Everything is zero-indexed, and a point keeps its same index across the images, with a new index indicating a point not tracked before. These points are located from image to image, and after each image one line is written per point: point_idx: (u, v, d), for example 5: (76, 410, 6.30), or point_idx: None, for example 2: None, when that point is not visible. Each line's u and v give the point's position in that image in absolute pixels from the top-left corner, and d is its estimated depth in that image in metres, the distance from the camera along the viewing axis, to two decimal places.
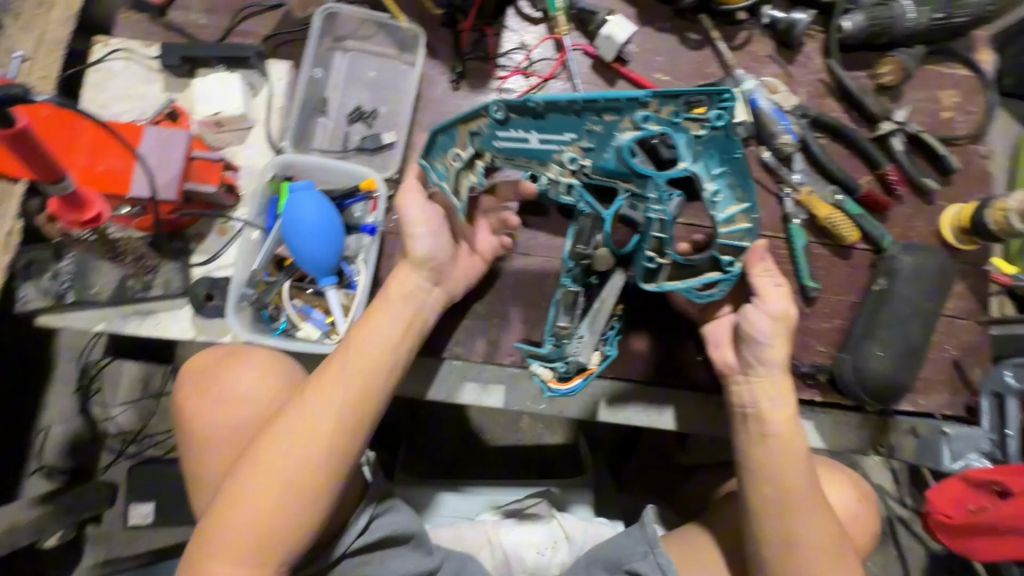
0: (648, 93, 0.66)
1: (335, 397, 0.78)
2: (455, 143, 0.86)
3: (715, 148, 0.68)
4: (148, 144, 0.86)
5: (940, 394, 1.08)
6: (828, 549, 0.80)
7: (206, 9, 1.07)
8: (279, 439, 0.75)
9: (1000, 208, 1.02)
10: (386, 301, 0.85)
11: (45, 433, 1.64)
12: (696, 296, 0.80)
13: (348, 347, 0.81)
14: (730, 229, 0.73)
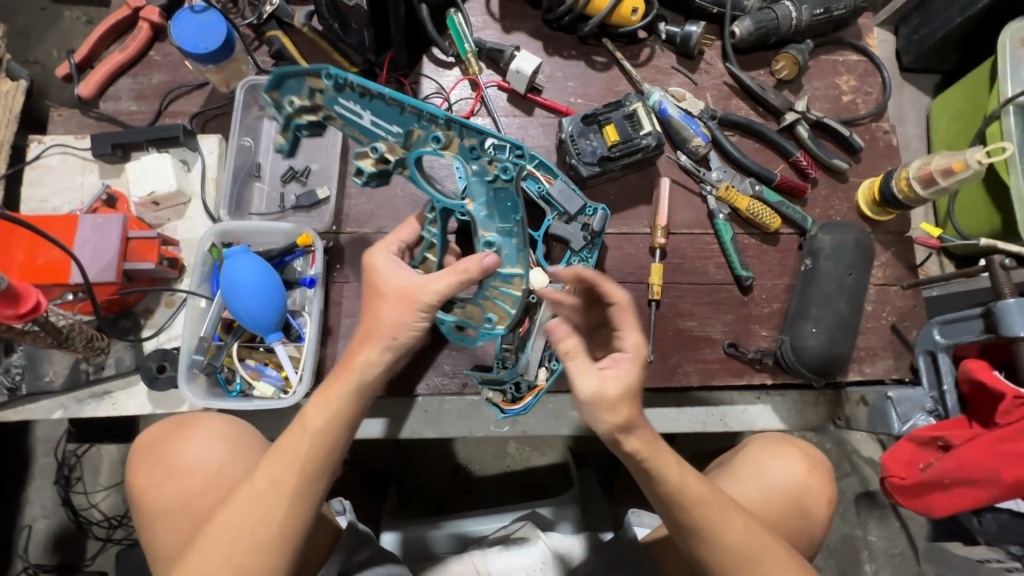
0: (446, 118, 0.76)
1: (284, 481, 0.73)
2: (291, 92, 0.79)
3: (505, 203, 0.82)
4: (86, 232, 0.91)
5: (884, 360, 1.12)
6: (751, 559, 0.78)
7: (136, 96, 1.13)
8: (225, 521, 0.72)
9: (903, 177, 1.08)
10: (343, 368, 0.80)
11: (30, 529, 1.64)
12: (451, 335, 0.98)
13: (301, 424, 0.76)
14: (505, 287, 0.87)
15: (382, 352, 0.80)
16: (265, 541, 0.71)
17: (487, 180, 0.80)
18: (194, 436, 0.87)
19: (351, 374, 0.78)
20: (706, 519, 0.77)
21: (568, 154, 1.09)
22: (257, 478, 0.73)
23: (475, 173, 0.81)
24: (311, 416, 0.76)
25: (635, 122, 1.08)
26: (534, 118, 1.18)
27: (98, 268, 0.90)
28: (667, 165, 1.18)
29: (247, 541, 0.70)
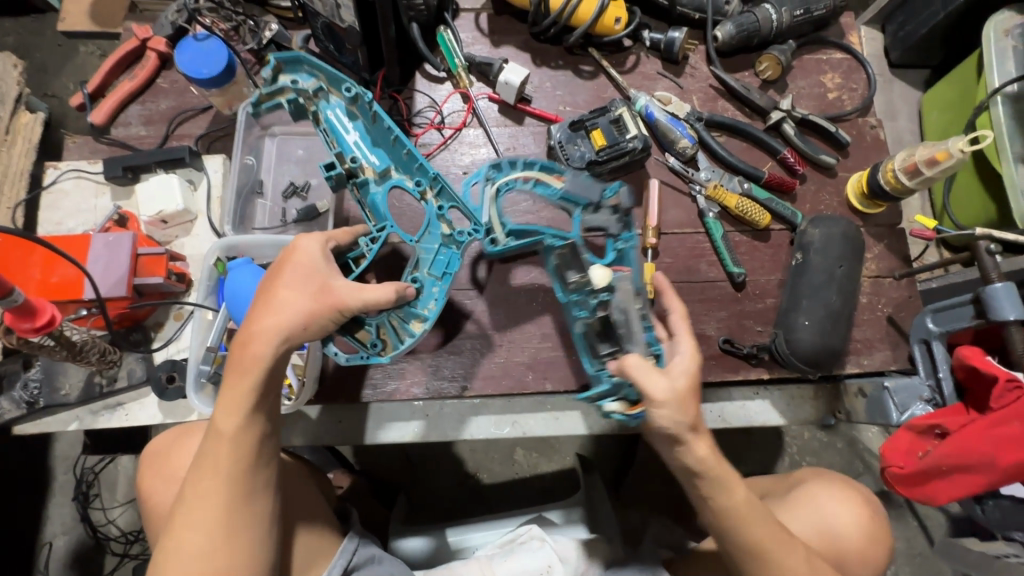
0: (438, 178, 0.96)
1: (214, 487, 0.75)
2: (307, 80, 0.96)
3: (446, 259, 0.98)
4: (97, 250, 0.95)
5: (881, 351, 1.12)
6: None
7: (145, 121, 1.19)
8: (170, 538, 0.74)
9: (890, 169, 1.09)
10: (238, 362, 0.77)
11: (50, 546, 1.67)
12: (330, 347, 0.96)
13: (216, 432, 0.76)
14: (406, 324, 0.97)
15: (274, 341, 0.76)
16: (212, 547, 0.74)
17: (441, 234, 0.97)
18: (166, 455, 0.91)
19: (245, 373, 0.76)
20: (771, 549, 0.80)
21: (557, 160, 1.13)
22: (185, 492, 0.75)
23: (435, 226, 0.97)
24: (224, 421, 0.76)
25: (621, 126, 1.11)
26: (524, 127, 1.22)
27: (110, 283, 0.94)
28: (657, 167, 1.20)
29: (193, 551, 0.73)
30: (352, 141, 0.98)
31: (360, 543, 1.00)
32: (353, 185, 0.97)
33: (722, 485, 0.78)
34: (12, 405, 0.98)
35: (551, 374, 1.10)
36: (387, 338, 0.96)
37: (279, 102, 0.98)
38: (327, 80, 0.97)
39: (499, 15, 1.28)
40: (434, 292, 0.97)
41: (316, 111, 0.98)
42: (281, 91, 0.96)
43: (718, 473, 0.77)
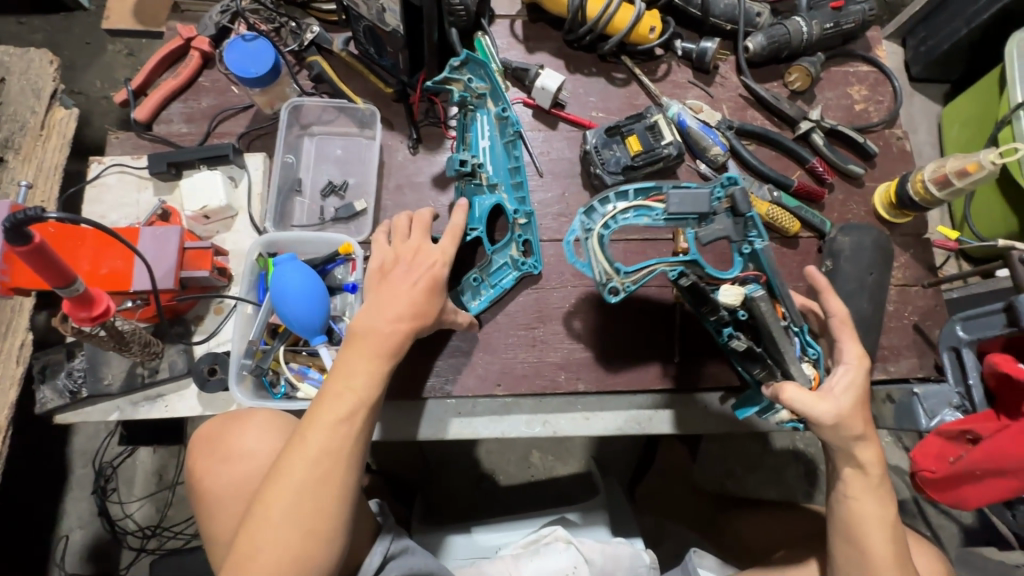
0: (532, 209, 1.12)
1: (343, 404, 0.81)
2: (481, 83, 1.12)
3: (500, 274, 1.14)
4: (146, 242, 0.97)
5: (908, 359, 1.13)
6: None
7: (187, 119, 1.21)
8: (283, 492, 0.76)
9: (919, 179, 1.11)
10: (372, 338, 0.86)
11: (67, 539, 1.69)
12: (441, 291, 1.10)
13: (353, 358, 0.84)
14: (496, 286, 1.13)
15: (403, 330, 0.87)
16: (322, 507, 0.76)
17: (509, 254, 1.13)
18: (247, 428, 0.90)
19: (375, 343, 0.85)
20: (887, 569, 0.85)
21: (593, 164, 1.14)
22: (309, 446, 0.78)
23: (505, 245, 1.13)
24: (359, 384, 0.83)
25: (656, 132, 1.13)
26: (558, 132, 1.24)
27: (158, 275, 0.96)
28: (687, 174, 1.22)
29: (307, 506, 0.76)
30: (483, 147, 1.15)
31: (395, 533, 1.02)
32: (468, 178, 1.13)
33: (871, 488, 0.86)
34: (56, 394, 1.00)
35: (582, 375, 1.13)
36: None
37: (445, 88, 1.11)
38: (491, 90, 1.13)
39: (534, 22, 1.31)
40: (482, 295, 1.13)
41: (468, 108, 1.14)
42: (448, 81, 1.10)
43: (866, 482, 0.86)
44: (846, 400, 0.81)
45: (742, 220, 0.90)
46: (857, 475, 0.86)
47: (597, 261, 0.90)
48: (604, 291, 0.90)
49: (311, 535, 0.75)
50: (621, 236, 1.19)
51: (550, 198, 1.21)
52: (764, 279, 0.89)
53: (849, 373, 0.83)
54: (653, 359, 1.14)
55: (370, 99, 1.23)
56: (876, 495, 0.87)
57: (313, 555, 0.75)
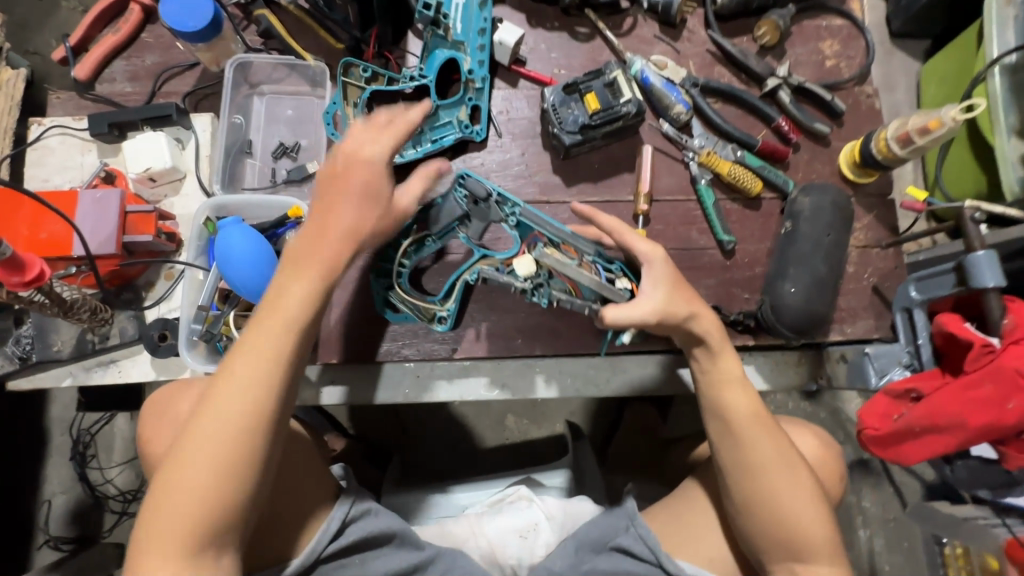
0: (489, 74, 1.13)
1: (259, 355, 0.74)
2: None
3: (441, 131, 1.13)
4: (85, 206, 0.95)
5: (864, 321, 1.14)
6: (777, 476, 0.94)
7: (130, 78, 1.16)
8: (204, 426, 0.72)
9: (882, 138, 1.09)
10: (309, 261, 0.78)
11: (49, 504, 1.72)
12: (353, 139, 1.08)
13: (274, 298, 0.77)
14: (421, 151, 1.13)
15: (342, 251, 0.80)
16: (250, 430, 0.73)
17: (456, 115, 1.13)
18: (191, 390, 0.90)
19: (310, 274, 0.78)
20: (745, 427, 0.96)
21: (550, 123, 1.12)
22: (229, 385, 0.73)
23: (455, 105, 1.13)
24: (281, 319, 0.76)
25: (615, 90, 1.10)
26: (518, 90, 1.20)
27: (99, 240, 0.94)
28: (650, 133, 1.19)
29: (228, 440, 0.72)
30: (456, 5, 1.12)
31: (355, 498, 1.02)
32: (433, 29, 1.11)
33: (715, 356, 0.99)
34: (6, 360, 1.01)
35: (538, 337, 1.13)
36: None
37: None
38: None
39: None
40: (421, 147, 1.13)
41: None
42: None
43: (722, 357, 0.99)
44: (658, 295, 0.93)
45: (492, 192, 1.01)
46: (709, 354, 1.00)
47: (412, 304, 1.07)
48: (434, 322, 1.08)
49: (234, 462, 0.72)
50: (581, 198, 1.17)
51: (509, 159, 1.18)
52: (541, 233, 1.01)
53: (653, 270, 0.94)
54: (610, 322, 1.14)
55: (322, 56, 1.18)
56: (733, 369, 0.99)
57: (223, 494, 0.71)
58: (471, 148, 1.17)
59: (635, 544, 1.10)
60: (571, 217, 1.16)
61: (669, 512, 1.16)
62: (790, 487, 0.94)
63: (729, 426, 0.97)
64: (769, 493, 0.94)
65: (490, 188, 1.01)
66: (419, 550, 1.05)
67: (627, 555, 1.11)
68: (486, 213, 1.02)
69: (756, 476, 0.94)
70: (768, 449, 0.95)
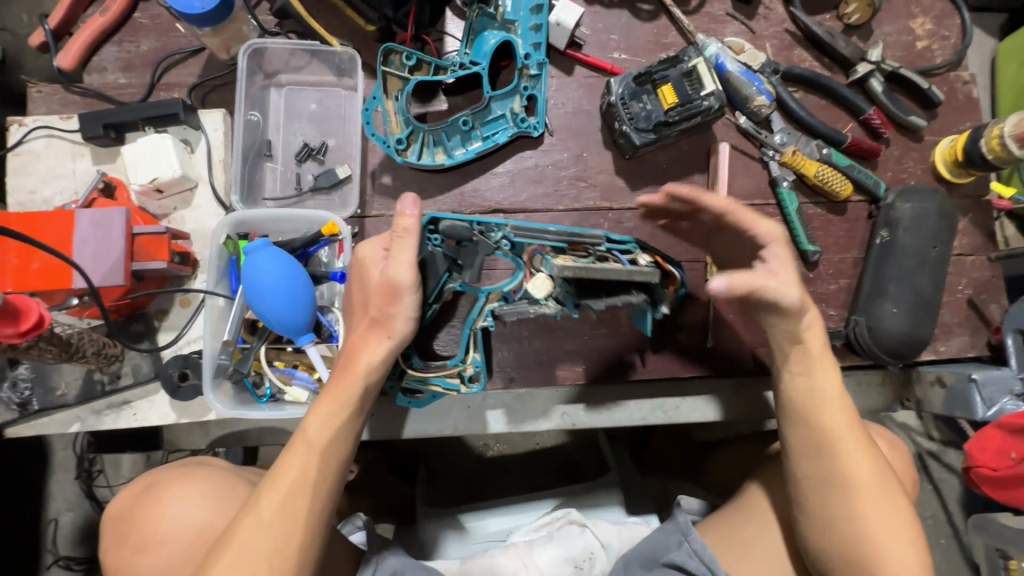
0: (547, 58, 0.98)
1: (288, 481, 0.74)
2: None
3: (493, 128, 0.99)
4: (85, 229, 0.80)
5: (959, 337, 1.04)
6: (862, 496, 0.78)
7: (124, 67, 0.99)
8: (237, 550, 0.72)
9: (995, 134, 0.96)
10: (338, 379, 0.78)
11: (56, 522, 1.48)
12: (392, 142, 0.94)
13: (306, 440, 0.76)
14: (470, 153, 0.99)
15: (371, 361, 0.77)
16: (290, 546, 0.73)
17: (510, 108, 0.99)
18: (166, 497, 0.83)
19: (344, 387, 0.77)
20: (839, 442, 0.79)
21: (618, 120, 0.97)
22: (262, 510, 0.73)
23: (509, 97, 0.99)
24: (313, 429, 0.76)
25: (693, 80, 0.95)
26: (574, 79, 1.05)
27: (104, 270, 0.79)
28: (724, 128, 1.06)
29: (265, 561, 0.71)
30: None
31: (378, 559, 0.95)
32: (479, 8, 0.96)
33: (808, 364, 0.80)
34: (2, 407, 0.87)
35: (602, 363, 1.04)
36: (412, 143, 0.96)
37: None
38: None
39: None
40: (471, 146, 0.99)
41: None
42: None
43: (814, 365, 0.81)
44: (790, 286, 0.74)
45: (472, 225, 0.80)
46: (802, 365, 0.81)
47: (434, 376, 0.90)
48: (468, 383, 0.91)
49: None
50: (648, 203, 1.04)
51: (566, 159, 1.04)
52: (541, 243, 0.81)
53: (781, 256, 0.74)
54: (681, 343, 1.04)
55: (348, 39, 1.01)
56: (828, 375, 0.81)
57: None
58: (523, 146, 1.03)
59: (691, 562, 0.90)
60: (638, 225, 1.03)
61: (726, 518, 0.95)
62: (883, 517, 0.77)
63: (805, 438, 0.80)
64: (854, 518, 0.77)
65: (467, 220, 0.80)
66: None
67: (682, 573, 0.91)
68: (478, 248, 0.81)
69: (839, 498, 0.78)
70: (857, 473, 0.78)
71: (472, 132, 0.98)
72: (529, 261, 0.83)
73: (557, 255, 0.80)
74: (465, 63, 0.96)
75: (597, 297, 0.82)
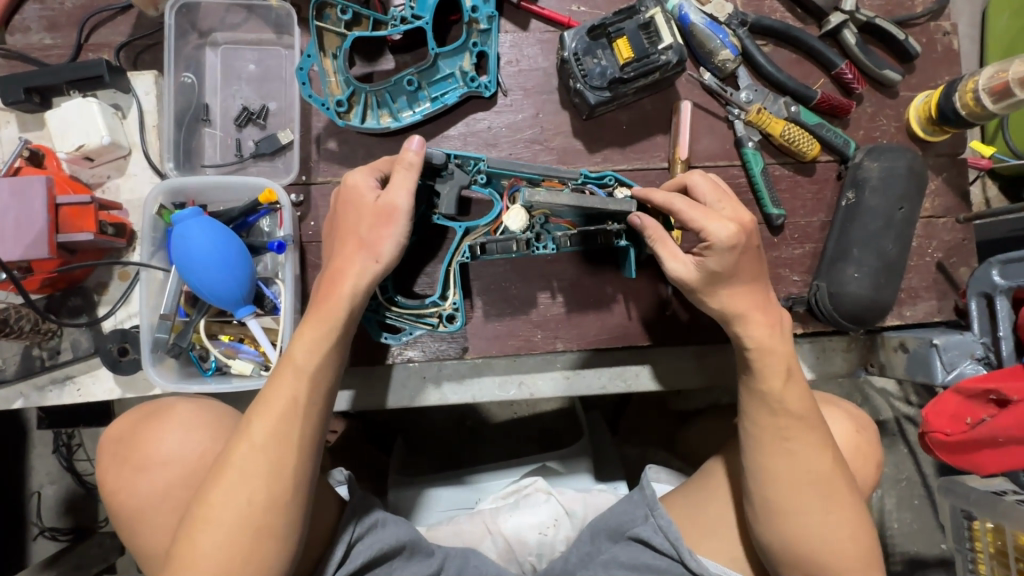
0: (497, 11, 0.92)
1: (282, 401, 0.69)
2: None
3: (441, 89, 0.94)
4: (4, 200, 0.76)
5: (926, 301, 1.01)
6: (816, 493, 0.74)
7: (49, 26, 0.94)
8: (230, 474, 0.66)
9: (970, 88, 0.92)
10: (325, 303, 0.73)
11: (38, 496, 1.36)
12: (332, 104, 0.89)
13: (295, 364, 0.71)
14: (418, 114, 0.94)
15: (358, 284, 0.74)
16: (286, 467, 0.67)
17: (459, 66, 0.94)
18: (164, 423, 0.74)
19: (328, 312, 0.72)
20: (795, 438, 0.74)
21: (572, 77, 0.92)
22: (254, 434, 0.67)
23: (459, 54, 0.93)
24: (302, 352, 0.71)
25: (651, 33, 0.89)
26: (529, 34, 0.99)
27: (27, 242, 0.76)
28: (687, 85, 1.00)
29: (262, 483, 0.65)
30: None
31: (359, 513, 0.84)
32: None
33: (762, 350, 0.76)
34: None
35: (560, 331, 1.00)
36: (354, 104, 0.91)
37: None
38: None
39: None
40: (419, 108, 0.95)
41: None
42: None
43: (764, 359, 0.76)
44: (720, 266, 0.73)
45: (448, 155, 0.83)
46: (774, 331, 0.77)
47: (411, 316, 0.89)
48: (444, 322, 0.89)
49: (273, 504, 0.65)
50: (608, 166, 1.00)
51: (522, 120, 0.99)
52: (519, 178, 0.85)
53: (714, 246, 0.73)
54: (641, 310, 1.01)
55: None
56: (789, 356, 0.77)
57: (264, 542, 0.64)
58: (476, 108, 0.98)
59: (653, 537, 0.86)
60: None
61: (692, 496, 0.90)
62: (839, 510, 0.74)
63: (760, 432, 0.76)
64: (807, 512, 0.74)
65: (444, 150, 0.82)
66: (432, 555, 0.90)
67: (646, 547, 0.88)
68: (454, 178, 0.84)
69: (795, 492, 0.74)
70: (812, 460, 0.74)
71: (419, 92, 0.93)
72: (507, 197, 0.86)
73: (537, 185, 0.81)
74: (409, 17, 0.90)
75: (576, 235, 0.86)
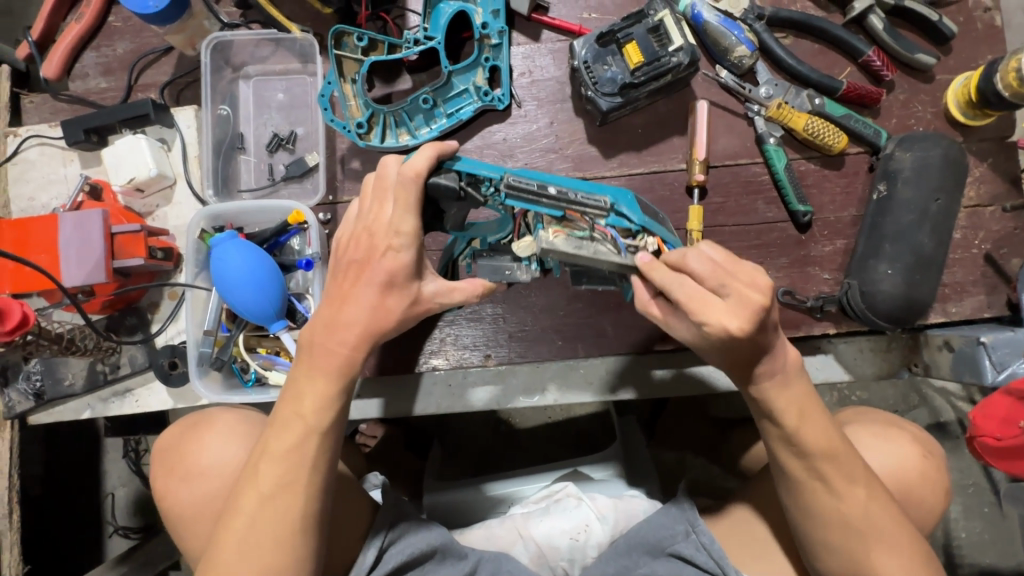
0: (507, 26, 0.94)
1: (287, 448, 0.66)
2: None
3: (457, 104, 0.97)
4: (68, 231, 0.85)
5: (974, 297, 0.95)
6: (850, 523, 0.70)
7: (104, 71, 1.03)
8: (239, 519, 0.65)
9: (1012, 68, 0.85)
10: (325, 354, 0.66)
11: (112, 497, 1.47)
12: (354, 126, 0.93)
13: (299, 410, 0.66)
14: (435, 130, 0.97)
15: (362, 330, 0.65)
16: (291, 513, 0.65)
17: (474, 82, 0.97)
18: (205, 437, 0.79)
19: (326, 360, 0.66)
20: (838, 453, 0.70)
21: (583, 85, 0.93)
22: (263, 481, 0.65)
23: (474, 72, 0.97)
24: (307, 406, 0.66)
25: (661, 36, 0.89)
26: (542, 44, 1.01)
27: (87, 269, 0.84)
28: (703, 85, 0.99)
29: (268, 531, 0.64)
30: None
31: (389, 522, 0.87)
32: None
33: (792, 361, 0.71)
34: (22, 398, 0.96)
35: (579, 337, 1.01)
36: (374, 125, 0.95)
37: None
38: None
39: None
40: (435, 124, 0.97)
41: None
42: None
43: (800, 374, 0.71)
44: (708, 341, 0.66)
45: (460, 176, 0.66)
46: (781, 381, 0.69)
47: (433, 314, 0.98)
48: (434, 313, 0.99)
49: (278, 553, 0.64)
50: (624, 171, 0.99)
51: (537, 130, 1.00)
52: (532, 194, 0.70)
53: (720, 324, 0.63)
54: None
55: (310, 24, 1.01)
56: (806, 392, 0.70)
57: None
58: (492, 120, 1.00)
59: (695, 555, 0.85)
60: None
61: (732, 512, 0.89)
62: (889, 536, 0.69)
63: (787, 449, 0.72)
64: (846, 547, 0.70)
65: (456, 169, 0.65)
66: (466, 558, 0.91)
67: (687, 564, 0.87)
68: (463, 203, 0.67)
69: (834, 528, 0.70)
70: (852, 481, 0.70)
71: (436, 110, 0.97)
72: (520, 218, 0.74)
73: (550, 223, 0.68)
74: (424, 40, 0.94)
75: (581, 278, 0.80)
